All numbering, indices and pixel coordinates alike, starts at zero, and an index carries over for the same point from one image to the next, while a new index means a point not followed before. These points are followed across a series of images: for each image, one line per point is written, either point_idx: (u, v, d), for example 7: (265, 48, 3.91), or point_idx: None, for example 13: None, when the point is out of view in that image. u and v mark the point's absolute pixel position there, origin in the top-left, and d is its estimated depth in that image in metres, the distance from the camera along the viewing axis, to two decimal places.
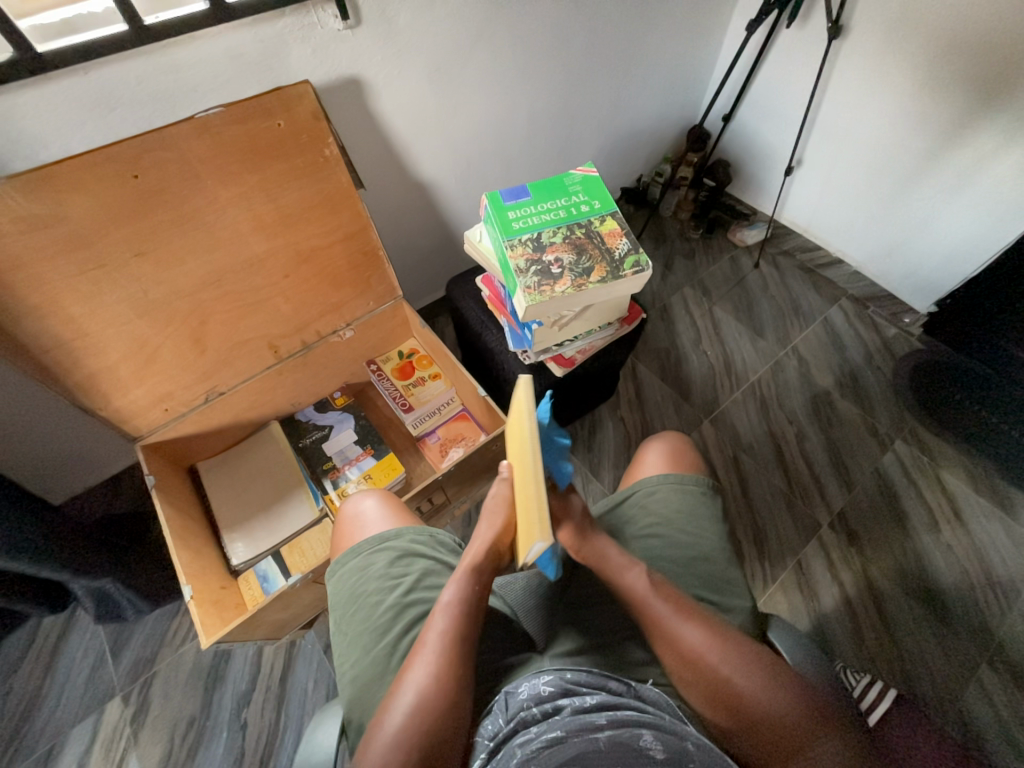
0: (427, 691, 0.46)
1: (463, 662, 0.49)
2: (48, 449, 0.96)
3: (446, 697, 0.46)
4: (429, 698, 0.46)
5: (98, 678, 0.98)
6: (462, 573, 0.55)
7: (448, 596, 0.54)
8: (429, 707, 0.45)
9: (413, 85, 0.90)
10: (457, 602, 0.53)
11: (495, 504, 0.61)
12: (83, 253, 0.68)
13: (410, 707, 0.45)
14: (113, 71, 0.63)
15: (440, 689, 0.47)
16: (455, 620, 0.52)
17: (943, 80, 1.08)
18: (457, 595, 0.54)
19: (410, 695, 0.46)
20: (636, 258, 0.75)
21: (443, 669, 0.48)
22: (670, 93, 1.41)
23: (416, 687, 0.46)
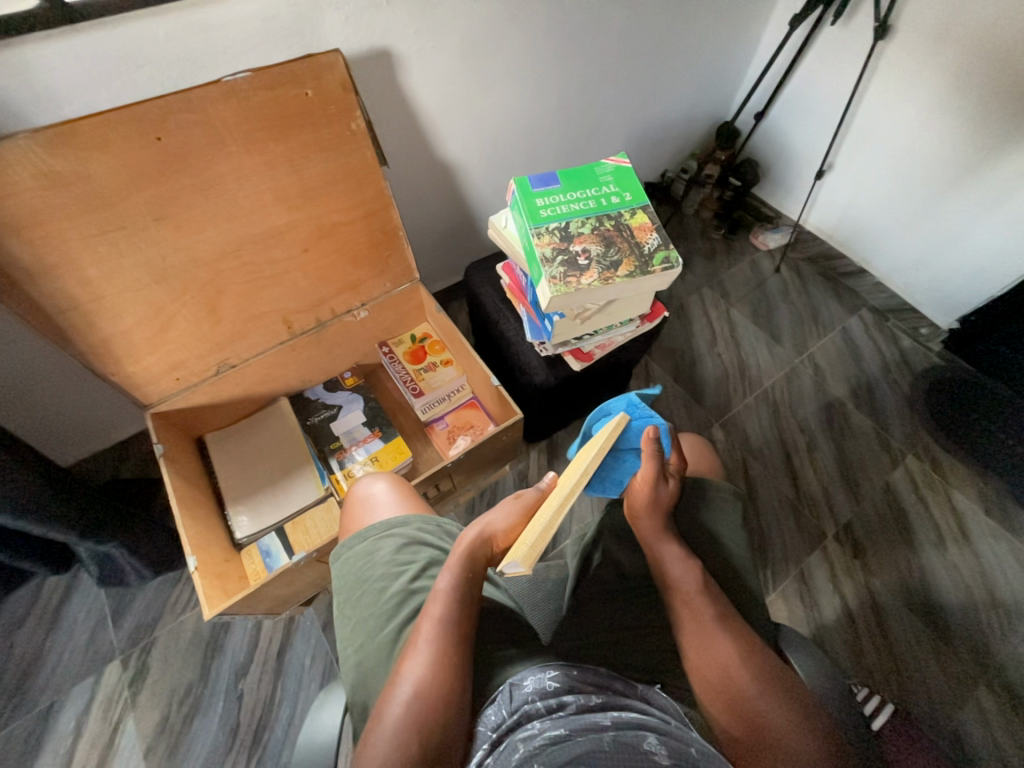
0: (424, 681, 0.46)
1: (458, 651, 0.49)
2: (57, 411, 0.96)
3: (443, 689, 0.46)
4: (427, 690, 0.46)
5: (99, 640, 0.99)
6: (455, 562, 0.54)
7: (441, 585, 0.53)
8: (427, 698, 0.45)
9: (445, 62, 0.88)
10: (452, 591, 0.52)
11: (515, 506, 0.61)
12: (102, 215, 0.67)
13: (409, 698, 0.45)
14: (141, 26, 0.61)
15: (436, 682, 0.46)
16: (449, 609, 0.51)
17: (991, 88, 1.05)
18: (451, 584, 0.52)
19: (407, 686, 0.46)
20: (665, 254, 0.73)
21: (440, 658, 0.48)
22: (703, 87, 1.37)
23: (414, 679, 0.46)
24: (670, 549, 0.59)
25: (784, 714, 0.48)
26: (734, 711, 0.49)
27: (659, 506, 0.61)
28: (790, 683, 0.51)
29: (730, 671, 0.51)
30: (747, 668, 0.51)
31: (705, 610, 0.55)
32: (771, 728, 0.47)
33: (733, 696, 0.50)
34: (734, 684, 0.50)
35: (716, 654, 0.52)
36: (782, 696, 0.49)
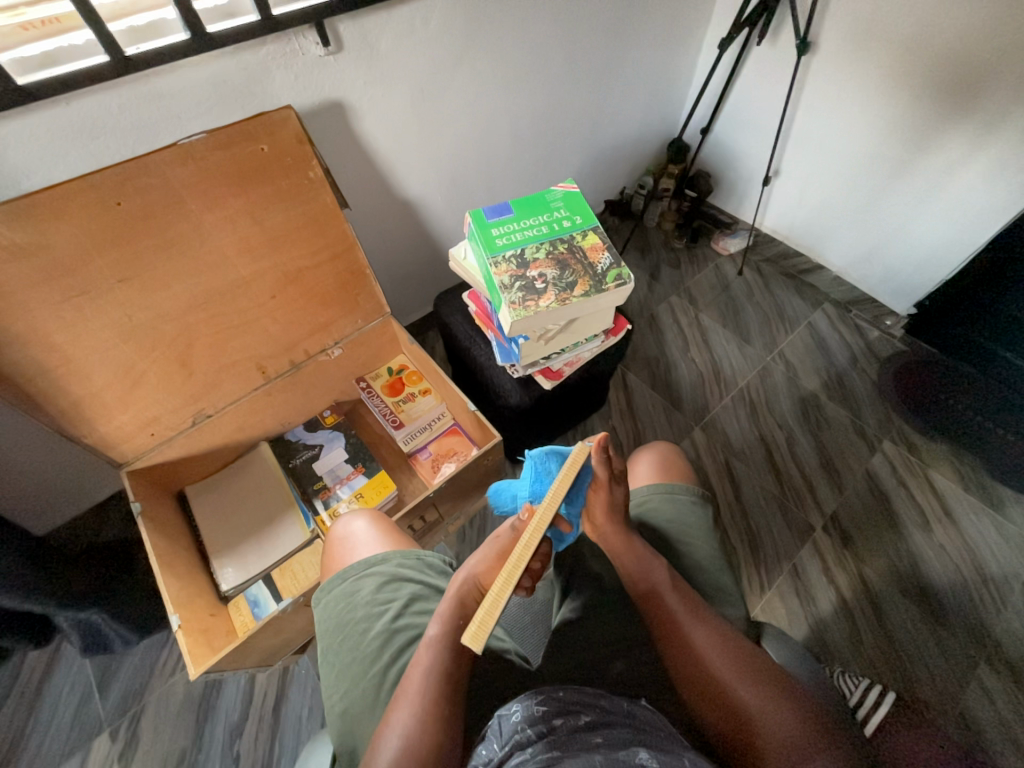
0: (411, 730, 0.46)
1: (446, 698, 0.48)
2: (31, 479, 0.94)
3: (430, 737, 0.46)
4: (416, 736, 0.45)
5: (85, 714, 0.95)
6: (446, 610, 0.53)
7: (432, 633, 0.52)
8: (413, 747, 0.44)
9: (397, 108, 0.92)
10: (441, 638, 0.52)
11: (494, 549, 0.53)
12: (66, 282, 0.68)
13: (397, 749, 0.45)
14: (95, 100, 0.64)
15: (424, 731, 0.46)
16: (439, 655, 0.50)
17: (912, 90, 1.12)
18: (440, 631, 0.52)
19: (394, 738, 0.45)
20: (618, 271, 0.76)
21: (428, 702, 0.48)
22: (649, 108, 1.45)
23: (401, 730, 0.46)
24: (641, 547, 0.58)
25: (763, 707, 0.49)
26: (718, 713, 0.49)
27: (617, 513, 0.58)
28: (771, 676, 0.52)
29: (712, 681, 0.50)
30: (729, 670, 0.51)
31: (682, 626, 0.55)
32: (757, 729, 0.48)
33: (718, 701, 0.50)
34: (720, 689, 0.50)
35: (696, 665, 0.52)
36: (766, 692, 0.50)
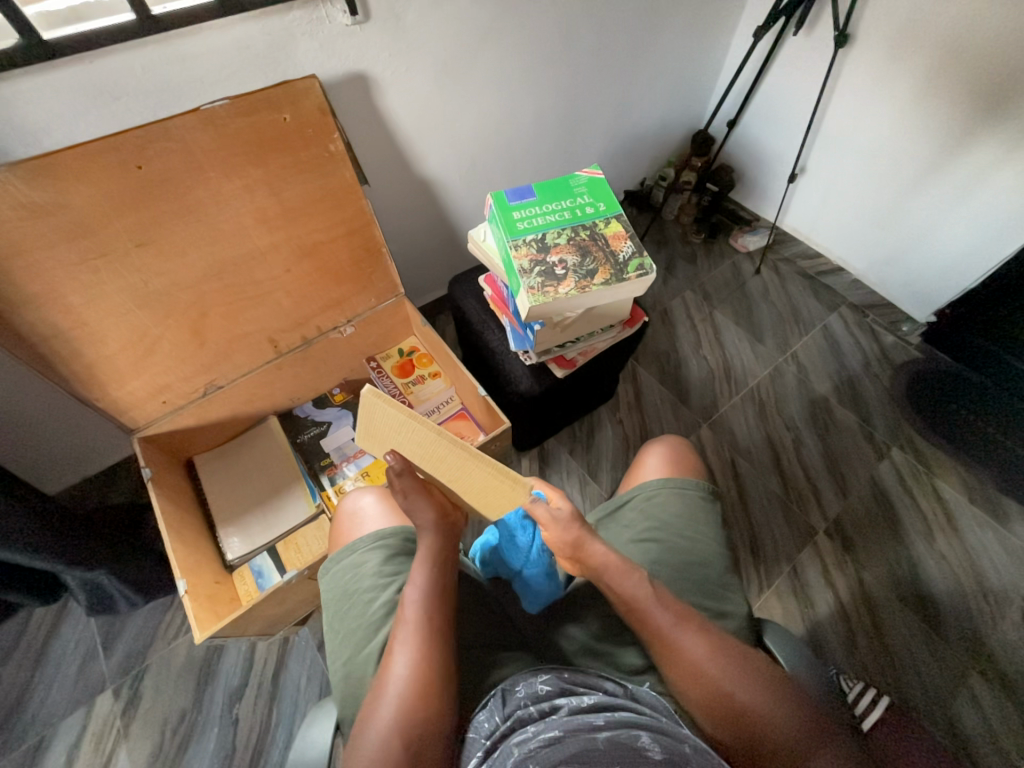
0: (405, 680, 0.48)
1: (434, 652, 0.50)
2: (42, 439, 0.95)
3: (427, 692, 0.48)
4: (410, 685, 0.48)
5: (89, 671, 0.97)
6: (420, 567, 0.56)
7: (411, 587, 0.54)
8: (407, 698, 0.47)
9: (421, 83, 0.90)
10: (421, 592, 0.54)
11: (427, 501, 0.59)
12: (84, 243, 0.68)
13: (393, 699, 0.47)
14: (118, 60, 0.63)
15: (419, 686, 0.48)
16: (422, 610, 0.53)
17: (949, 90, 1.09)
18: (419, 584, 0.54)
19: (393, 693, 0.47)
20: (640, 261, 0.75)
21: (419, 653, 0.50)
22: (675, 97, 1.41)
23: (399, 686, 0.48)
24: (607, 548, 0.58)
25: (762, 698, 0.50)
26: (719, 707, 0.50)
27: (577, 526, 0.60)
28: (772, 674, 0.52)
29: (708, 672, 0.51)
30: (729, 668, 0.51)
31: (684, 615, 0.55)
32: (757, 726, 0.49)
33: (716, 693, 0.50)
34: (721, 688, 0.50)
35: (693, 655, 0.52)
36: (765, 691, 0.50)
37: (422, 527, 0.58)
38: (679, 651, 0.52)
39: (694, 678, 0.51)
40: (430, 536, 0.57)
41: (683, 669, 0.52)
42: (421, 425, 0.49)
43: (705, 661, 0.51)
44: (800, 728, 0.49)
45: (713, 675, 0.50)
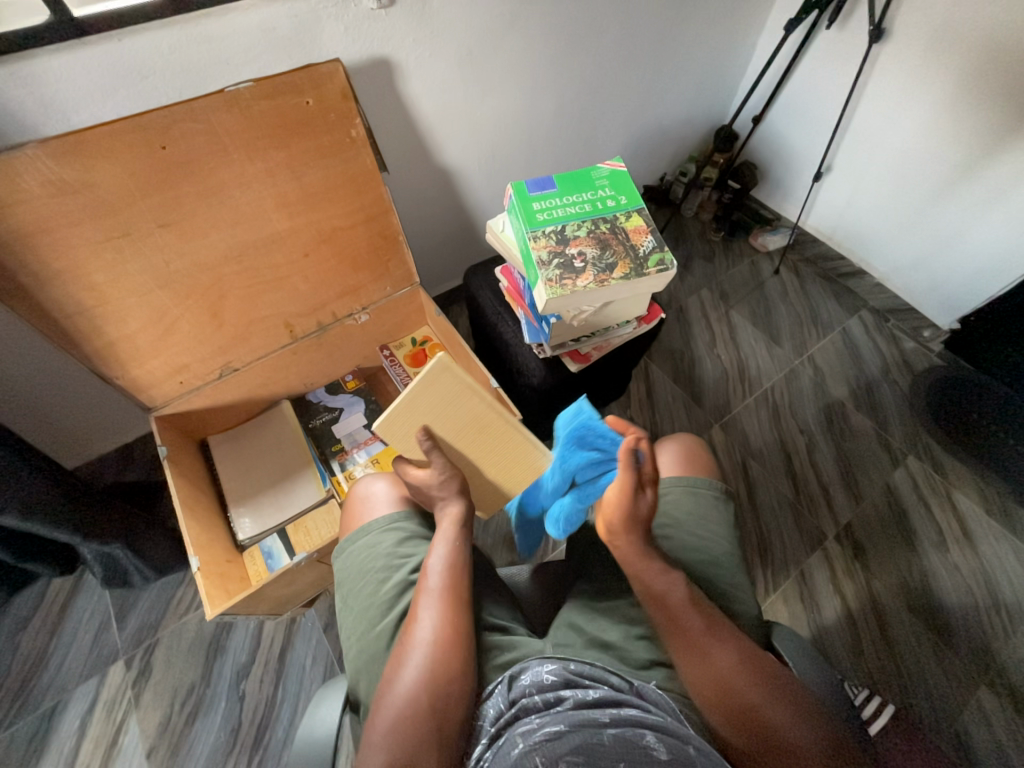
0: (431, 643, 0.49)
1: (458, 613, 0.52)
2: (62, 414, 0.97)
3: (449, 651, 0.49)
4: (435, 647, 0.49)
5: (102, 642, 1.00)
6: (446, 532, 0.57)
7: (435, 555, 0.55)
8: (434, 660, 0.48)
9: (442, 71, 0.89)
10: (446, 559, 0.55)
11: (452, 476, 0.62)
12: (108, 221, 0.68)
13: (419, 661, 0.48)
14: (145, 39, 0.63)
15: (443, 645, 0.49)
16: (445, 576, 0.54)
17: (985, 89, 1.05)
18: (443, 552, 0.55)
19: (416, 653, 0.49)
20: (660, 256, 0.74)
21: (441, 618, 0.51)
22: (700, 91, 1.39)
23: (423, 645, 0.49)
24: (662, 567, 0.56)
25: (786, 714, 0.49)
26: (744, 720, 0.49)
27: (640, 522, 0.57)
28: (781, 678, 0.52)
29: (738, 678, 0.50)
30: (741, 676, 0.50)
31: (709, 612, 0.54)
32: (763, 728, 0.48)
33: (728, 692, 0.50)
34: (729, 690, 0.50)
35: (727, 662, 0.51)
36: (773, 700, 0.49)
37: (445, 497, 0.60)
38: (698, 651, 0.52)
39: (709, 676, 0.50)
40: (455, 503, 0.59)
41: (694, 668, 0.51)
42: (470, 389, 0.57)
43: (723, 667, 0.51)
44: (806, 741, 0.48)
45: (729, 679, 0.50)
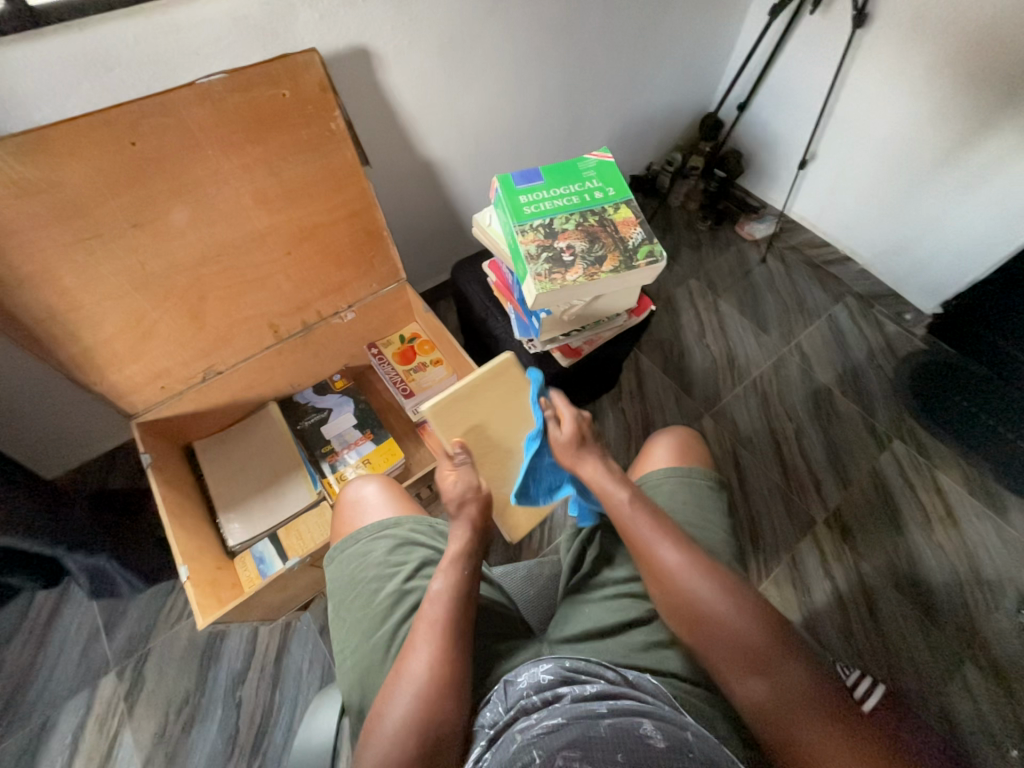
0: (425, 676, 0.48)
1: (456, 647, 0.50)
2: (39, 423, 0.94)
3: (442, 683, 0.48)
4: (429, 679, 0.48)
5: (92, 653, 0.98)
6: (448, 565, 0.57)
7: (436, 586, 0.55)
8: (426, 694, 0.47)
9: (423, 61, 0.87)
10: (447, 590, 0.54)
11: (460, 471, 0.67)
12: (77, 223, 0.66)
13: (411, 694, 0.47)
14: (108, 29, 0.60)
15: (436, 678, 0.48)
16: (445, 608, 0.53)
17: (966, 74, 1.06)
18: (444, 583, 0.55)
19: (409, 683, 0.47)
20: (650, 248, 0.73)
21: (437, 652, 0.50)
22: (685, 78, 1.37)
23: (415, 677, 0.48)
24: (596, 466, 0.63)
25: (738, 615, 0.52)
26: (690, 608, 0.53)
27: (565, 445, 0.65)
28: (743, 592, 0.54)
29: (685, 575, 0.54)
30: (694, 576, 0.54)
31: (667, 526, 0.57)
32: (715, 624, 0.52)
33: (685, 598, 0.53)
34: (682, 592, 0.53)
35: (675, 560, 0.55)
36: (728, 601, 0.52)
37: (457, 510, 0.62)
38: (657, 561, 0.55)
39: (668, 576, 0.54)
40: (463, 531, 0.60)
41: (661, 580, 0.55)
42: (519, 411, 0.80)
43: (681, 571, 0.54)
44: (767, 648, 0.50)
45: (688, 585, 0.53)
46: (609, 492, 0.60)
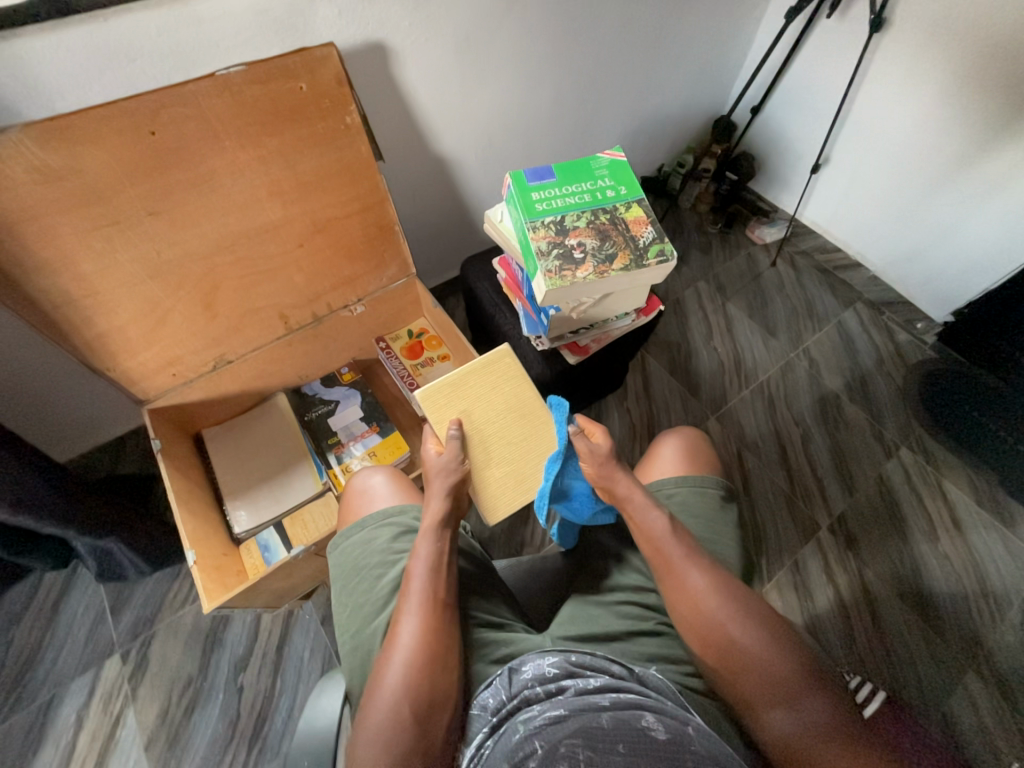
0: (413, 647, 0.49)
1: (438, 614, 0.52)
2: (52, 407, 0.96)
3: (430, 653, 0.49)
4: (417, 649, 0.49)
5: (98, 635, 0.99)
6: (425, 538, 0.57)
7: (417, 559, 0.56)
8: (415, 663, 0.48)
9: (439, 58, 0.88)
10: (427, 563, 0.55)
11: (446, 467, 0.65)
12: (96, 209, 0.67)
13: (401, 664, 0.48)
14: (132, 20, 0.61)
15: (425, 646, 0.49)
16: (427, 580, 0.54)
17: (984, 81, 1.05)
18: (425, 556, 0.56)
19: (399, 655, 0.48)
20: (661, 247, 0.73)
21: (424, 622, 0.51)
22: (699, 80, 1.37)
23: (404, 648, 0.49)
24: (630, 484, 0.63)
25: (756, 639, 0.52)
26: (713, 631, 0.53)
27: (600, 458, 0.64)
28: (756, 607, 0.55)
29: (710, 602, 0.54)
30: (717, 599, 0.54)
31: (685, 544, 0.58)
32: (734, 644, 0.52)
33: (707, 619, 0.54)
34: (701, 614, 0.54)
35: (703, 584, 0.55)
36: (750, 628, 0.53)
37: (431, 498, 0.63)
38: (686, 583, 0.56)
39: (692, 599, 0.55)
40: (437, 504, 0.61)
41: (685, 603, 0.55)
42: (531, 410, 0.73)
43: (707, 594, 0.55)
44: (786, 678, 0.50)
45: (712, 608, 0.54)
46: (643, 518, 0.60)
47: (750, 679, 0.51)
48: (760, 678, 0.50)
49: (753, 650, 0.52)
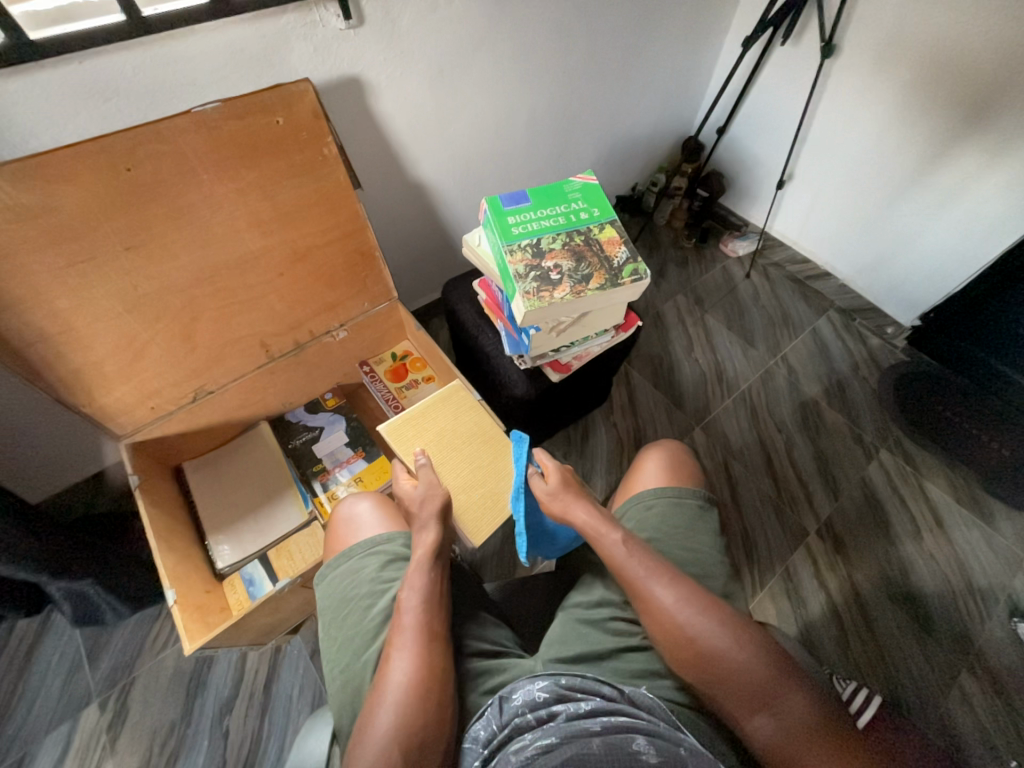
0: (404, 687, 0.47)
1: (432, 652, 0.51)
2: (25, 447, 0.93)
3: (423, 690, 0.47)
4: (410, 687, 0.47)
5: (74, 684, 0.95)
6: (416, 571, 0.56)
7: (408, 593, 0.54)
8: (408, 703, 0.46)
9: (414, 90, 0.91)
10: (420, 596, 0.54)
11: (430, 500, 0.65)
12: (71, 246, 0.66)
13: (393, 703, 0.46)
14: (108, 61, 0.62)
15: (418, 685, 0.48)
16: (419, 614, 0.53)
17: (931, 99, 1.12)
18: (417, 589, 0.55)
19: (390, 695, 0.47)
20: (634, 266, 0.75)
21: (416, 657, 0.50)
22: (667, 103, 1.43)
23: (396, 687, 0.47)
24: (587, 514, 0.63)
25: (733, 641, 0.52)
26: (686, 645, 0.52)
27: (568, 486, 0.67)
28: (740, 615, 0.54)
29: (681, 614, 0.54)
30: (688, 610, 0.54)
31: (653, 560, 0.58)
32: (718, 654, 0.51)
33: (682, 630, 0.53)
34: (675, 624, 0.53)
35: (669, 598, 0.55)
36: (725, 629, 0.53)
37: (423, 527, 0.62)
38: (655, 601, 0.55)
39: (668, 618, 0.54)
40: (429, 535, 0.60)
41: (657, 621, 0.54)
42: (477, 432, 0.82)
43: (678, 608, 0.54)
44: (768, 678, 0.50)
45: (685, 622, 0.53)
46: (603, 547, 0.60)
47: (737, 685, 0.50)
48: (748, 684, 0.50)
49: (735, 654, 0.51)
